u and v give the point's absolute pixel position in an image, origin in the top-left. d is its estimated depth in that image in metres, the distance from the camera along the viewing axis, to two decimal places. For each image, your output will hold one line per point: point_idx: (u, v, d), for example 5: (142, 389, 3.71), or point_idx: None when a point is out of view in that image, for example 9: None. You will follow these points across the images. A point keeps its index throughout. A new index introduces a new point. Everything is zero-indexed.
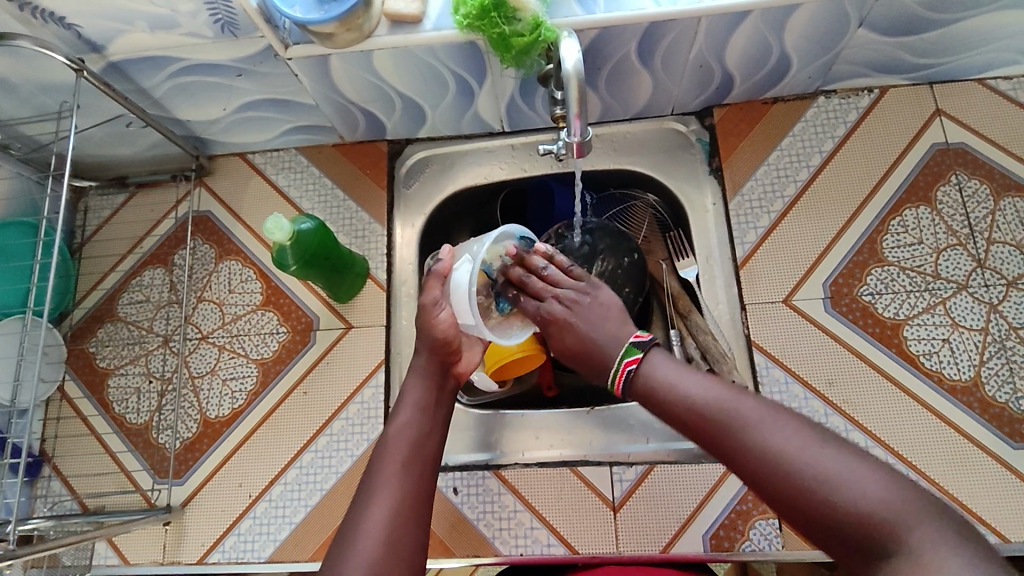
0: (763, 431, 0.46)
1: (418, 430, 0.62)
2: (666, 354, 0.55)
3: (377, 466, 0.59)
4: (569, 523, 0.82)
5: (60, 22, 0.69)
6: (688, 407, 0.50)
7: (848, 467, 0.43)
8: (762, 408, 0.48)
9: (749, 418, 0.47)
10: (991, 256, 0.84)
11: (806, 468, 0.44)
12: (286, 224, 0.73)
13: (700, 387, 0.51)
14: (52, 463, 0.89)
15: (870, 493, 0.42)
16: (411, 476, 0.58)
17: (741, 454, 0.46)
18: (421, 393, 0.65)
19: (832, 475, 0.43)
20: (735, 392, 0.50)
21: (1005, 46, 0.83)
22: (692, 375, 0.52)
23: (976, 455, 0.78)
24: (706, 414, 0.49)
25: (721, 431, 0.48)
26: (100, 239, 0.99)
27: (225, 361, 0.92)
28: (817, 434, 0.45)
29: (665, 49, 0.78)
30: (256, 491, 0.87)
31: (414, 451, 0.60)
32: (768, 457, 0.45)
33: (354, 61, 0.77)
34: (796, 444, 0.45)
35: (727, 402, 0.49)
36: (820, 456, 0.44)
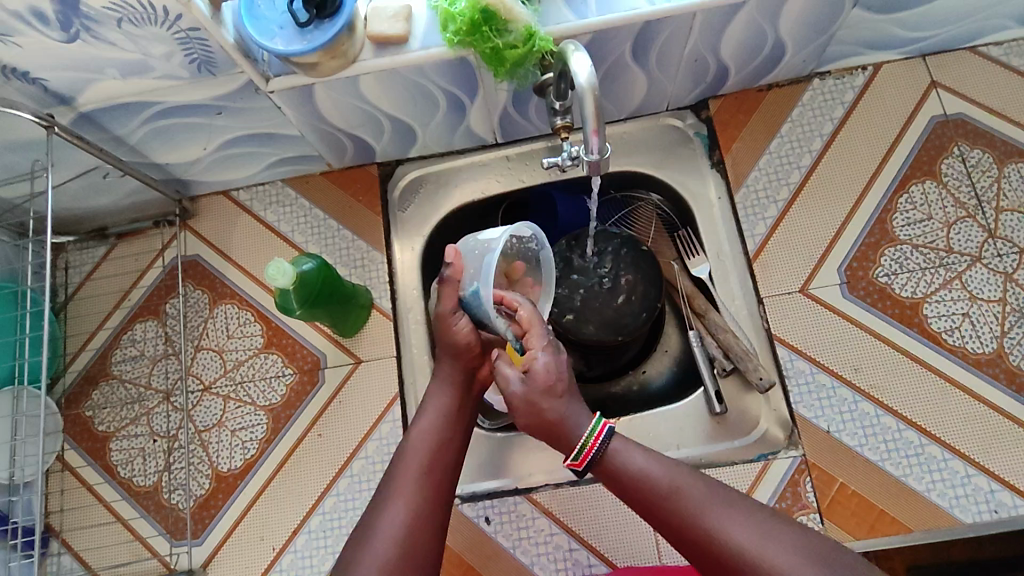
0: (719, 517, 0.56)
1: (440, 437, 0.66)
2: (635, 444, 0.62)
3: (396, 469, 0.63)
4: (608, 540, 0.80)
5: (24, 77, 0.65)
6: (652, 494, 0.59)
7: (774, 534, 0.55)
8: (712, 499, 0.57)
9: (706, 505, 0.57)
10: (1001, 224, 0.83)
11: (749, 548, 0.54)
12: (289, 267, 0.70)
13: (668, 476, 0.59)
14: (60, 537, 0.85)
15: (803, 569, 0.52)
16: (431, 478, 0.63)
17: (699, 537, 0.56)
18: (444, 400, 0.69)
19: (771, 556, 0.53)
20: (693, 478, 0.59)
21: (995, 13, 0.83)
22: (655, 460, 0.61)
23: (1008, 427, 0.77)
24: (669, 499, 0.58)
25: (685, 517, 0.57)
26: (85, 296, 0.94)
27: (231, 412, 0.88)
28: (758, 517, 0.56)
29: (659, 47, 0.76)
30: (279, 543, 0.83)
31: (435, 455, 0.65)
32: (722, 541, 0.55)
33: (339, 88, 0.74)
34: (745, 531, 0.55)
35: (688, 490, 0.58)
36: (760, 538, 0.54)
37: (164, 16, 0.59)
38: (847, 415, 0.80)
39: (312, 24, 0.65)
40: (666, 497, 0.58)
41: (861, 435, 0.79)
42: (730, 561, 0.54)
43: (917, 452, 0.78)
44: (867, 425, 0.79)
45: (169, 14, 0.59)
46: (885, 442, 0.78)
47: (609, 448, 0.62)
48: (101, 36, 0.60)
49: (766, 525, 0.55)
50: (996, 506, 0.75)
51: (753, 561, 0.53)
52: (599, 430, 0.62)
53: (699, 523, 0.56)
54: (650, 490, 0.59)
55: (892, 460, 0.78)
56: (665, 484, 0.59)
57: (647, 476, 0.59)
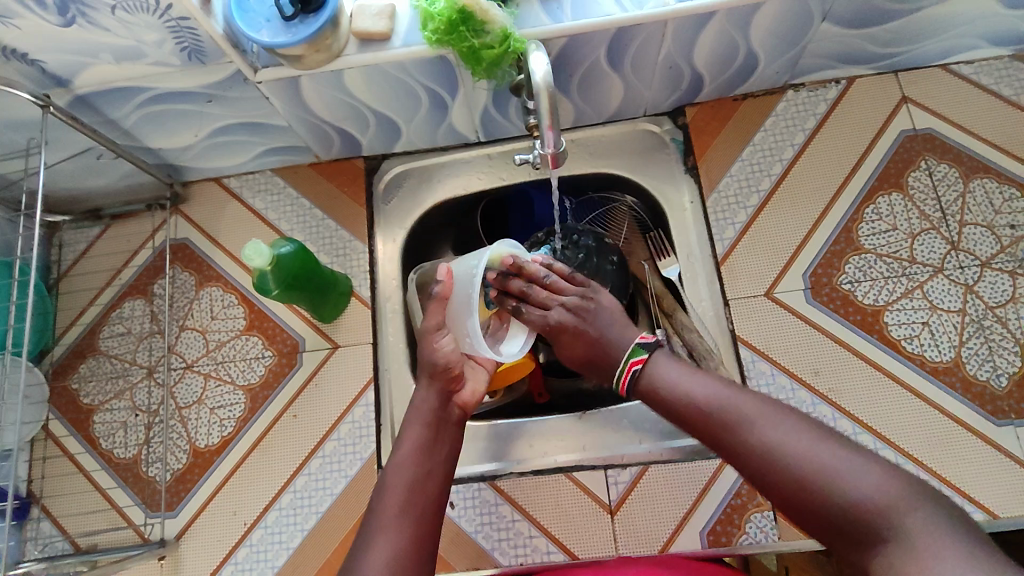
0: (765, 427, 0.52)
1: (419, 468, 0.61)
2: (681, 364, 0.61)
3: (375, 508, 0.58)
4: (567, 529, 0.82)
5: (23, 59, 0.68)
6: (691, 408, 0.56)
7: (842, 461, 0.48)
8: (759, 408, 0.53)
9: (752, 414, 0.53)
10: (964, 237, 0.86)
11: (804, 458, 0.49)
12: (265, 249, 0.73)
13: (706, 388, 0.57)
14: (40, 504, 0.88)
15: (867, 486, 0.47)
16: (413, 515, 0.57)
17: (740, 449, 0.52)
18: (419, 432, 0.64)
19: (827, 468, 0.48)
20: (736, 394, 0.55)
21: (963, 33, 0.85)
22: (698, 377, 0.59)
23: (960, 434, 0.79)
24: (711, 413, 0.55)
25: (725, 430, 0.54)
26: (77, 274, 0.97)
27: (211, 390, 0.91)
28: (810, 432, 0.51)
29: (633, 53, 0.79)
30: (250, 519, 0.86)
31: (414, 488, 0.59)
32: (768, 450, 0.51)
33: (325, 81, 0.77)
34: (793, 439, 0.50)
35: (728, 405, 0.55)
36: (815, 448, 0.49)
37: (155, 5, 0.62)
38: None
39: (297, 18, 0.69)
40: (707, 413, 0.55)
41: None
42: (776, 473, 0.50)
43: None
44: None
45: (159, 4, 0.62)
46: None
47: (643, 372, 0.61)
48: (95, 21, 0.64)
49: (822, 437, 0.50)
50: None
51: (808, 474, 0.48)
52: (631, 363, 0.62)
53: (745, 434, 0.52)
54: (684, 408, 0.57)
55: None
56: (706, 398, 0.56)
57: (686, 388, 0.58)
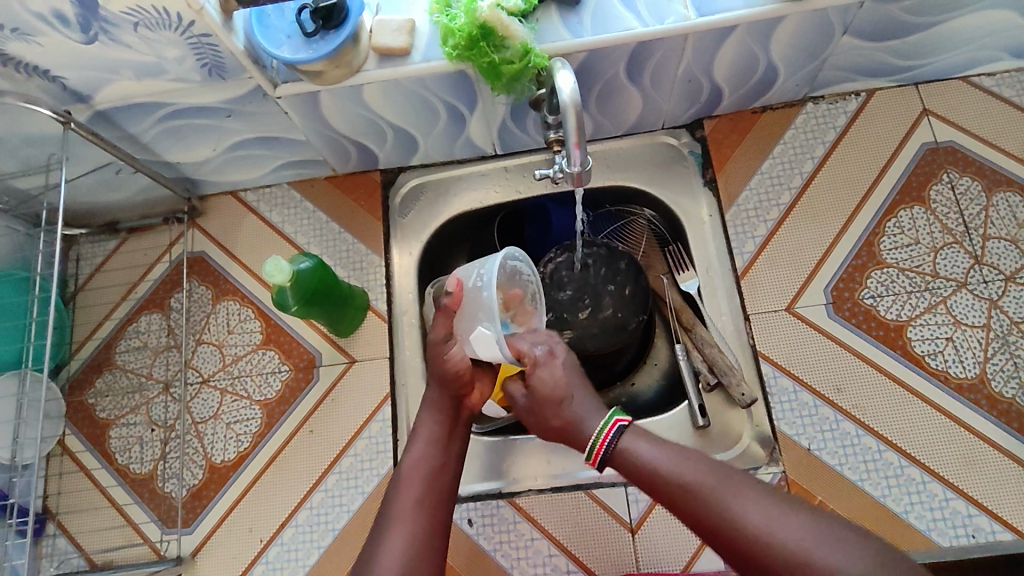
0: (741, 504, 0.52)
1: (432, 460, 0.65)
2: (650, 438, 0.61)
3: (392, 498, 0.63)
4: (587, 548, 0.81)
5: (45, 75, 0.68)
6: (672, 484, 0.56)
7: (829, 539, 0.49)
8: (739, 483, 0.54)
9: (732, 490, 0.54)
10: (987, 251, 0.85)
11: (786, 538, 0.50)
12: (286, 265, 0.73)
13: (681, 465, 0.57)
14: (56, 519, 0.87)
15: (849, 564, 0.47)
16: (425, 509, 0.61)
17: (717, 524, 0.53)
18: (432, 427, 0.68)
19: (805, 547, 0.49)
20: (714, 468, 0.56)
21: (985, 45, 0.85)
22: (670, 453, 0.58)
23: (986, 452, 0.78)
24: (691, 488, 0.55)
25: (704, 507, 0.54)
26: (93, 287, 0.97)
27: (227, 405, 0.91)
28: (783, 508, 0.52)
29: (653, 67, 0.79)
30: (267, 535, 0.85)
31: (428, 479, 0.64)
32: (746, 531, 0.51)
33: (345, 96, 0.77)
34: (770, 516, 0.51)
35: (706, 482, 0.55)
36: (797, 528, 0.50)
37: (178, 22, 0.62)
38: (828, 434, 0.81)
39: (318, 34, 0.69)
40: (684, 489, 0.55)
41: (841, 454, 0.80)
42: (756, 552, 0.50)
43: (896, 473, 0.78)
44: (848, 445, 0.80)
45: (182, 21, 0.62)
46: (865, 463, 0.79)
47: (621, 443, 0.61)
48: (118, 38, 0.64)
49: (803, 516, 0.51)
50: (974, 530, 0.75)
51: (791, 554, 0.49)
52: (613, 422, 0.62)
53: (723, 510, 0.53)
54: (664, 485, 0.57)
55: (870, 480, 0.78)
56: (686, 474, 0.56)
57: (660, 470, 0.57)
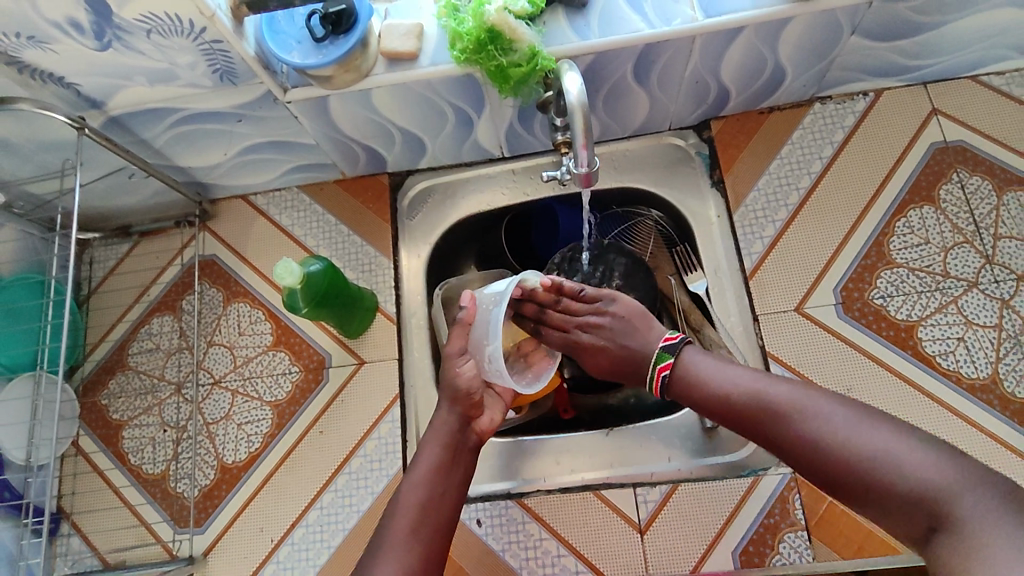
0: (818, 413, 0.56)
1: (432, 488, 0.63)
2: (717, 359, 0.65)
3: (386, 524, 0.61)
4: (596, 549, 0.81)
5: (59, 82, 0.70)
6: (737, 400, 0.61)
7: (892, 438, 0.52)
8: (808, 400, 0.57)
9: (801, 409, 0.57)
10: (999, 251, 0.84)
11: (853, 442, 0.53)
12: (296, 268, 0.73)
13: (747, 381, 0.62)
14: (70, 519, 0.88)
15: (920, 466, 0.49)
16: (421, 540, 0.60)
17: (791, 434, 0.56)
18: (437, 452, 0.65)
19: (879, 451, 0.51)
20: (788, 386, 0.59)
21: (995, 44, 0.84)
22: (736, 368, 0.63)
23: (999, 453, 0.77)
24: (758, 404, 0.59)
25: (773, 419, 0.58)
26: (106, 290, 0.98)
27: (238, 406, 0.91)
28: (861, 417, 0.54)
29: (660, 69, 0.79)
30: (278, 535, 0.86)
31: (428, 511, 0.62)
32: (817, 434, 0.55)
33: (354, 100, 0.78)
34: (845, 426, 0.54)
35: (778, 395, 0.59)
36: (873, 434, 0.52)
37: (190, 29, 0.63)
38: None
39: (328, 39, 0.69)
40: (757, 405, 0.59)
41: None
42: (837, 465, 0.53)
43: None
44: None
45: (194, 27, 0.63)
46: None
47: (679, 367, 0.66)
48: (131, 46, 0.65)
49: (861, 414, 0.54)
50: None
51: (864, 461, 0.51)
52: (660, 369, 0.67)
53: (791, 425, 0.56)
54: (737, 404, 0.61)
55: None
56: (752, 388, 0.61)
57: (729, 390, 0.62)
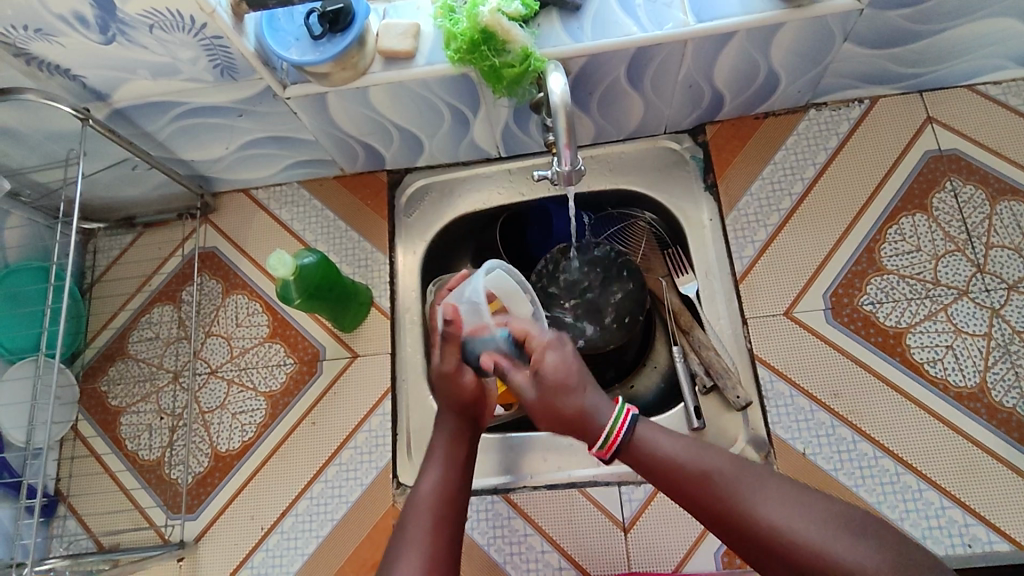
0: (759, 498, 0.54)
1: (445, 483, 0.63)
2: (663, 428, 0.62)
3: (408, 516, 0.61)
4: (580, 545, 0.82)
5: (66, 74, 0.72)
6: (691, 474, 0.57)
7: (844, 532, 0.51)
8: (760, 478, 0.55)
9: (750, 486, 0.55)
10: (990, 260, 0.84)
11: (802, 535, 0.51)
12: (289, 260, 0.76)
13: (699, 456, 0.58)
14: (67, 502, 0.90)
15: (863, 560, 0.49)
16: (441, 530, 0.60)
17: (734, 515, 0.54)
18: (447, 448, 0.67)
19: (826, 543, 0.50)
20: (735, 461, 0.57)
21: (991, 53, 0.84)
22: (690, 445, 0.59)
23: (985, 461, 0.77)
24: (710, 480, 0.56)
25: (725, 501, 0.55)
26: (109, 279, 1.01)
27: (234, 395, 0.93)
28: (811, 503, 0.53)
29: (653, 72, 0.80)
30: (268, 523, 0.87)
31: (445, 503, 0.62)
32: (767, 525, 0.52)
33: (351, 98, 0.80)
34: (791, 513, 0.52)
35: (728, 473, 0.56)
36: (816, 520, 0.51)
37: (191, 25, 0.65)
38: (823, 439, 0.81)
39: (325, 37, 0.71)
40: (703, 478, 0.56)
41: (836, 459, 0.80)
42: (772, 546, 0.52)
43: (892, 480, 0.78)
44: (843, 450, 0.80)
45: (195, 23, 0.65)
46: (860, 468, 0.79)
47: (635, 430, 0.61)
48: (134, 40, 0.67)
49: (824, 507, 0.53)
50: (970, 540, 0.75)
51: (810, 551, 0.50)
52: (626, 412, 0.62)
53: (741, 504, 0.54)
54: (679, 472, 0.58)
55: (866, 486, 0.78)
56: (708, 465, 0.57)
57: (670, 457, 0.59)
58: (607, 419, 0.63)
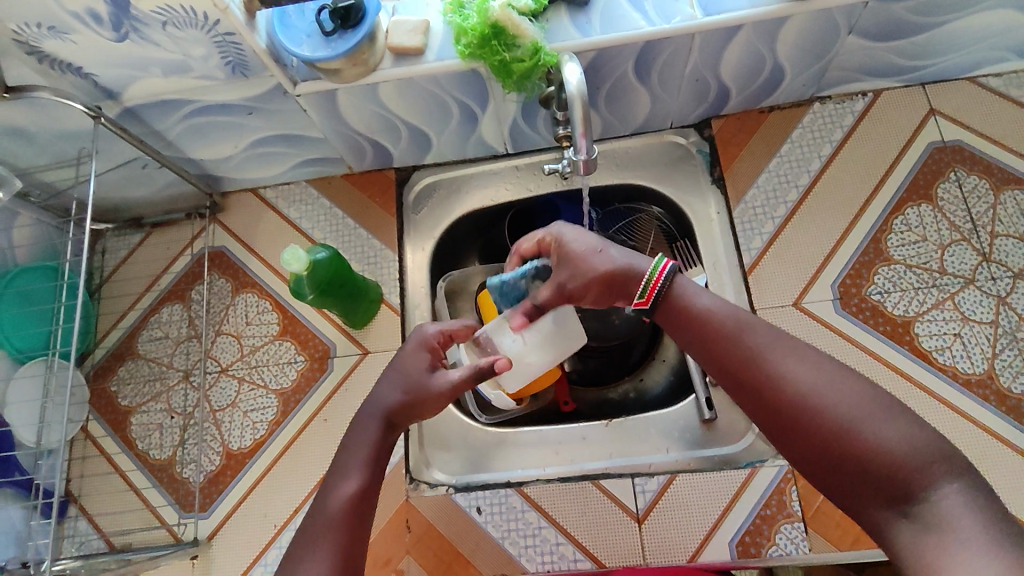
0: (791, 365, 0.55)
1: (359, 491, 0.59)
2: (702, 288, 0.63)
3: (312, 528, 0.57)
4: (595, 537, 0.82)
5: (77, 72, 0.72)
6: (726, 337, 0.58)
7: (877, 413, 0.51)
8: (794, 350, 0.56)
9: (781, 354, 0.55)
10: (996, 249, 0.85)
11: (831, 408, 0.51)
12: (303, 254, 0.76)
13: (732, 316, 0.59)
14: (78, 502, 0.90)
15: (888, 437, 0.49)
16: (339, 545, 0.56)
17: (768, 385, 0.54)
18: (365, 451, 0.62)
19: (857, 419, 0.50)
20: (770, 333, 0.57)
21: (993, 45, 0.85)
22: (729, 308, 0.60)
23: (995, 447, 0.78)
24: (743, 345, 0.57)
25: (754, 361, 0.56)
26: (117, 279, 1.01)
27: (245, 393, 0.93)
28: (841, 375, 0.53)
29: (661, 66, 0.81)
30: (281, 521, 0.87)
31: (351, 513, 0.58)
32: (796, 390, 0.53)
33: (361, 95, 0.80)
34: (821, 382, 0.53)
35: (761, 338, 0.57)
36: (851, 397, 0.52)
37: (204, 21, 0.66)
38: None
39: (337, 33, 0.72)
40: (739, 337, 0.58)
41: None
42: (798, 414, 0.52)
43: None
44: None
45: (208, 19, 0.66)
46: None
47: (675, 283, 0.63)
48: (147, 37, 0.67)
49: (853, 385, 0.53)
50: None
51: (835, 423, 0.51)
52: (664, 267, 0.63)
53: (769, 369, 0.55)
54: (713, 330, 0.59)
55: None
56: (741, 329, 0.58)
57: (709, 315, 0.60)
58: (645, 272, 0.64)
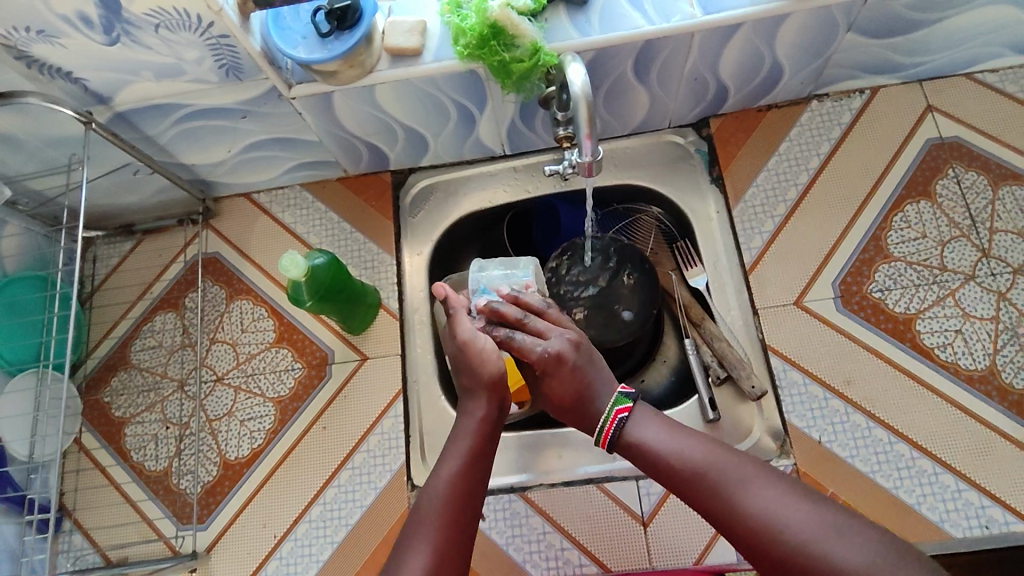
0: (752, 492, 0.53)
1: (461, 475, 0.59)
2: (658, 419, 0.61)
3: (417, 513, 0.57)
4: (600, 541, 0.82)
5: (67, 77, 0.71)
6: (685, 475, 0.56)
7: (835, 532, 0.49)
8: (749, 470, 0.54)
9: (740, 479, 0.54)
10: (995, 245, 0.85)
11: (795, 534, 0.50)
12: (301, 260, 0.75)
13: (691, 446, 0.57)
14: (72, 516, 0.88)
15: (853, 556, 0.48)
16: (452, 533, 0.56)
17: (732, 519, 0.52)
18: (468, 442, 0.62)
19: (817, 539, 0.49)
20: (724, 456, 0.56)
21: (989, 41, 0.86)
22: (684, 437, 0.58)
23: (998, 443, 0.78)
24: (701, 476, 0.55)
25: (714, 493, 0.54)
26: (109, 288, 0.99)
27: (241, 402, 0.92)
28: (798, 496, 0.52)
29: (660, 65, 0.80)
30: (281, 531, 0.86)
31: (460, 497, 0.58)
32: (758, 519, 0.51)
33: (357, 96, 0.79)
34: (781, 506, 0.51)
35: (717, 466, 0.55)
36: (808, 520, 0.50)
37: (198, 23, 0.64)
38: (838, 426, 0.81)
39: (333, 35, 0.70)
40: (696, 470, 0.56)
41: (852, 446, 0.80)
42: (764, 543, 0.50)
43: (908, 465, 0.79)
44: (859, 437, 0.80)
45: (202, 22, 0.64)
46: (875, 454, 0.79)
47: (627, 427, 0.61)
48: (139, 40, 0.66)
49: (813, 507, 0.51)
50: (987, 521, 0.75)
51: (800, 546, 0.49)
52: (616, 413, 0.61)
53: (730, 499, 0.53)
54: (676, 469, 0.57)
55: (882, 471, 0.79)
56: (697, 459, 0.56)
57: (668, 453, 0.57)
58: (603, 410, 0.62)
